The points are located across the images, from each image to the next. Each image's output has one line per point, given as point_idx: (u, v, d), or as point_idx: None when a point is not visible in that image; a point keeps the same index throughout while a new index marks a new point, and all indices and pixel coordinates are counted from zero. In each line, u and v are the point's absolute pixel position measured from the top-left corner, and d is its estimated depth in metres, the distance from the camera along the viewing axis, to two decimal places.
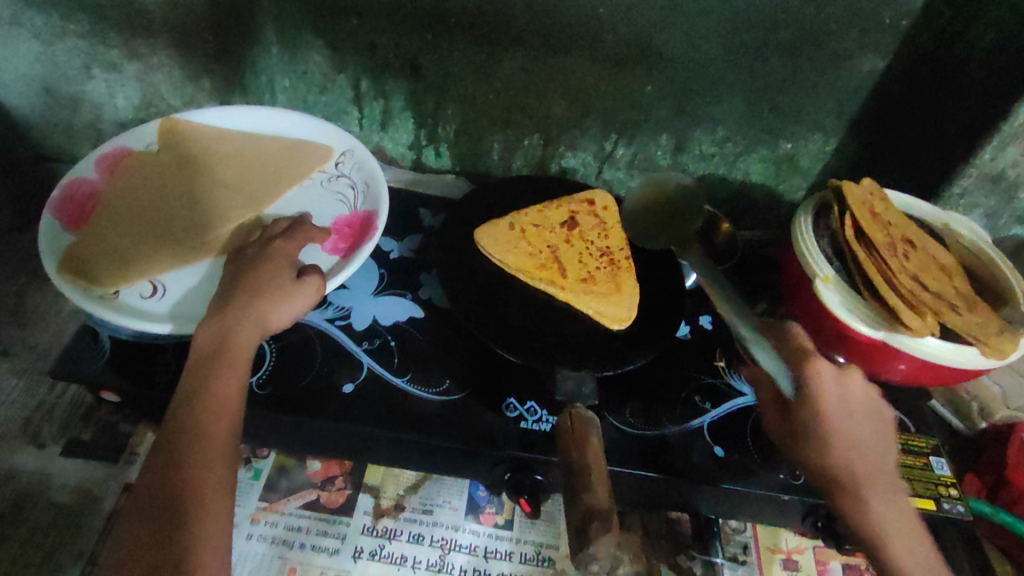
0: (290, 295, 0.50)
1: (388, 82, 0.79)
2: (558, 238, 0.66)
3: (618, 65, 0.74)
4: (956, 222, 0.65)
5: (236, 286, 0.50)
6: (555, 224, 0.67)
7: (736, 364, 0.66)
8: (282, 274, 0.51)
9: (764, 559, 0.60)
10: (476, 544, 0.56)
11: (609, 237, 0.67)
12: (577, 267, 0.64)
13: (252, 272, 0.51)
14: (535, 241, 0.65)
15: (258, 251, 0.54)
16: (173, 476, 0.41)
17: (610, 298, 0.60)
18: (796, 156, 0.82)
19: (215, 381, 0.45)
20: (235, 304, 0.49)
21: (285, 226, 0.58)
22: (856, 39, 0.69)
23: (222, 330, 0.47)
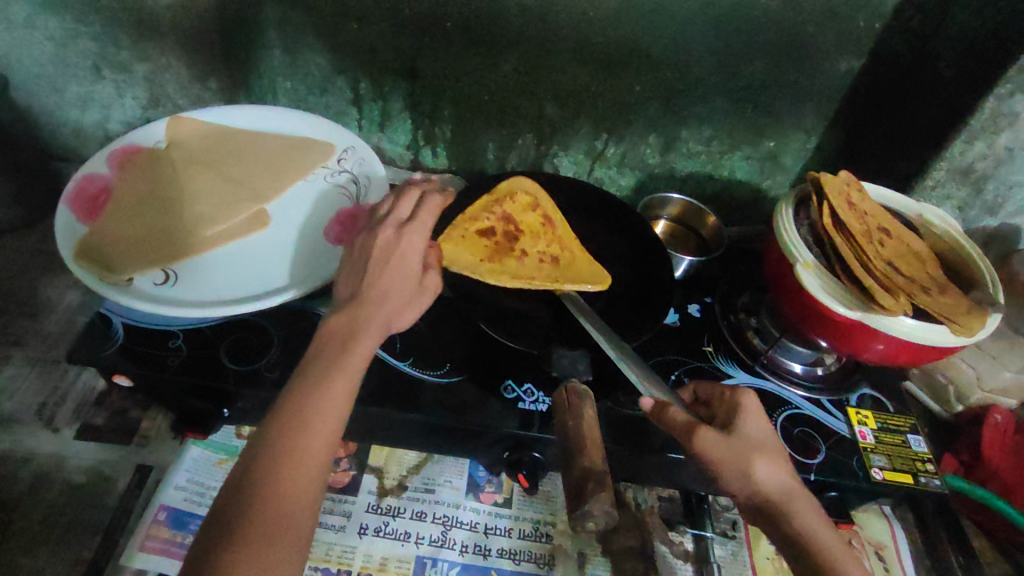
0: (412, 301, 0.50)
1: (388, 84, 0.83)
2: (532, 223, 0.67)
3: (607, 67, 0.78)
4: (928, 213, 0.69)
5: (371, 276, 0.50)
6: (523, 211, 0.68)
7: (724, 349, 0.68)
8: (411, 275, 0.51)
9: (751, 535, 0.62)
10: (476, 521, 0.59)
11: (556, 221, 0.68)
12: (545, 249, 0.65)
13: (387, 269, 0.50)
14: (514, 220, 0.67)
15: (386, 238, 0.52)
16: (249, 480, 0.40)
17: (582, 275, 0.63)
18: (779, 154, 0.85)
19: (329, 383, 0.44)
20: (364, 305, 0.48)
21: (409, 208, 0.55)
22: (832, 40, 0.73)
23: (349, 326, 0.47)
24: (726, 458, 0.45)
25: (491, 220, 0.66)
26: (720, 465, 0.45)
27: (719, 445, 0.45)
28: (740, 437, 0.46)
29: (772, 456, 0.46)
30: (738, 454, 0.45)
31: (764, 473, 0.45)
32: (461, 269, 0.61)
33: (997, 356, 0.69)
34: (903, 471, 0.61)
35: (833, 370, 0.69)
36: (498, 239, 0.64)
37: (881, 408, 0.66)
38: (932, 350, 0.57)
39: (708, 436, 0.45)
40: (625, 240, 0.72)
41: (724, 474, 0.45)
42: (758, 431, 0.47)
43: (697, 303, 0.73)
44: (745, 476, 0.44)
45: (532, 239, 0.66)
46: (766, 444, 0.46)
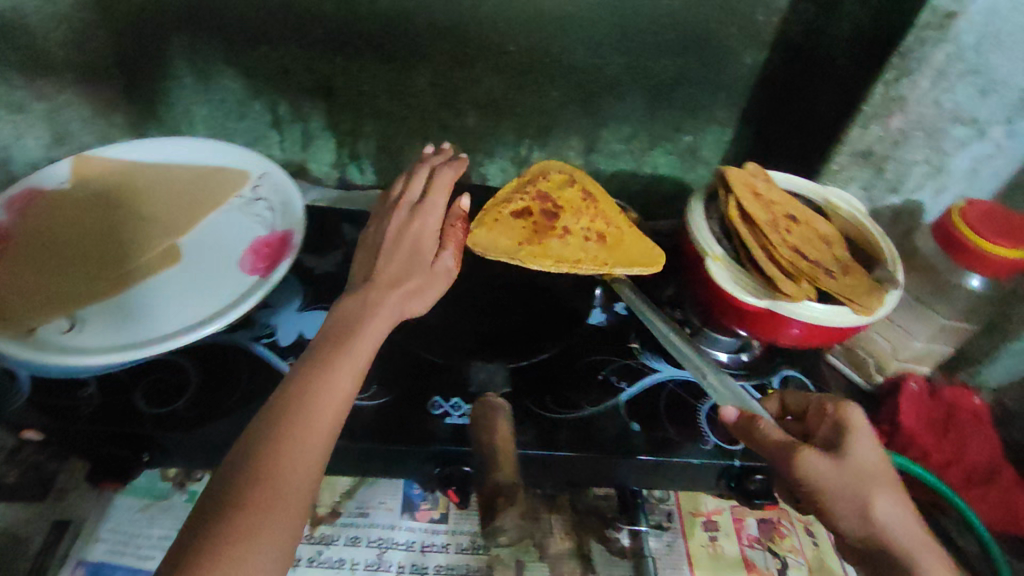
0: (426, 285, 0.57)
1: (306, 105, 0.82)
2: (575, 199, 0.69)
3: (522, 74, 0.78)
4: (834, 196, 0.71)
5: (392, 251, 0.58)
6: (563, 188, 0.70)
7: (649, 345, 0.69)
8: (422, 255, 0.58)
9: (686, 524, 0.64)
10: (413, 541, 0.59)
11: (599, 199, 0.70)
12: (588, 225, 0.67)
13: (396, 249, 0.58)
14: (554, 198, 0.69)
15: (399, 222, 0.60)
16: (250, 470, 0.42)
17: (630, 249, 0.65)
18: (699, 148, 0.87)
19: (335, 369, 0.47)
20: (376, 290, 0.55)
21: (417, 189, 0.65)
22: (736, 35, 0.75)
23: (356, 319, 0.52)
24: (833, 483, 0.47)
25: (527, 201, 0.68)
26: (833, 490, 0.47)
27: (825, 471, 0.47)
28: (851, 465, 0.47)
29: (882, 485, 0.47)
30: (850, 481, 0.47)
31: (873, 503, 0.46)
32: (496, 252, 0.63)
33: (903, 326, 0.75)
34: None
35: (757, 354, 0.71)
36: (537, 220, 0.66)
37: (800, 388, 0.69)
38: (839, 330, 0.60)
39: (811, 461, 0.48)
40: None
41: (831, 499, 0.47)
42: (864, 455, 0.48)
43: (623, 300, 0.73)
44: (852, 502, 0.47)
45: (574, 216, 0.67)
46: (871, 472, 0.47)
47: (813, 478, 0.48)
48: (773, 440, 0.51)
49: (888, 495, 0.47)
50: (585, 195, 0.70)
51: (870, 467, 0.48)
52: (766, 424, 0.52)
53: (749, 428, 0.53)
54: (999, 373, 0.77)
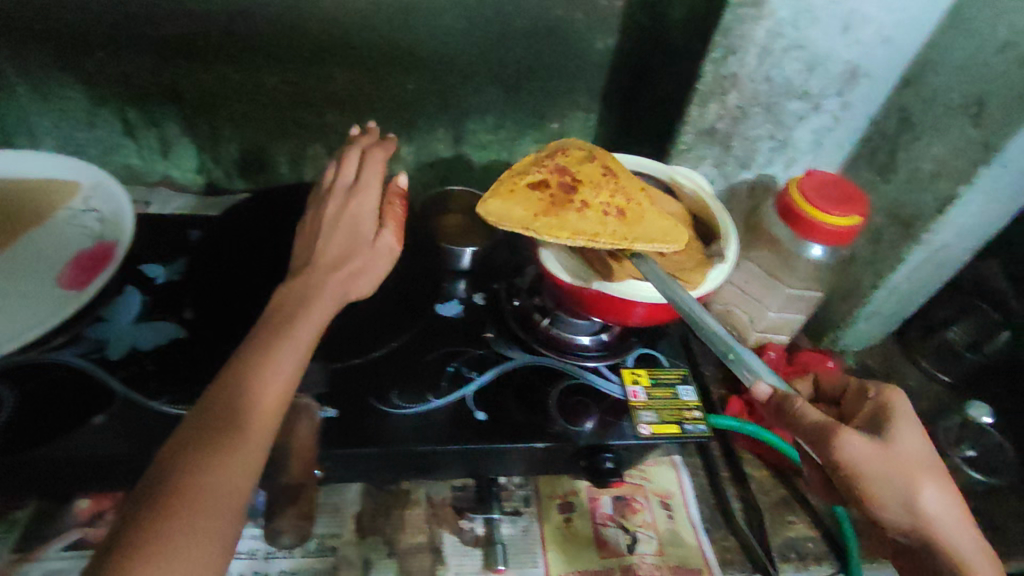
0: (370, 262, 0.58)
1: (156, 111, 0.79)
2: (595, 173, 0.63)
3: (374, 69, 0.77)
4: (680, 173, 0.71)
5: (330, 229, 0.59)
6: (579, 162, 0.64)
7: (506, 333, 0.70)
8: (362, 232, 0.60)
9: (542, 507, 0.65)
10: (255, 548, 0.58)
11: (620, 176, 0.64)
12: (608, 200, 0.61)
13: (334, 231, 0.59)
14: (571, 171, 0.63)
15: (337, 205, 0.61)
16: (181, 468, 0.41)
17: (655, 225, 0.59)
18: (567, 134, 0.87)
19: (278, 357, 0.48)
20: (319, 273, 0.56)
21: (352, 170, 0.64)
22: (583, 21, 0.75)
23: (292, 311, 0.52)
24: (877, 472, 0.46)
25: (544, 174, 0.62)
26: (879, 477, 0.46)
27: (869, 457, 0.46)
28: (894, 452, 0.47)
29: (927, 470, 0.47)
30: (895, 469, 0.46)
31: (919, 492, 0.47)
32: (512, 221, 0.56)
33: (758, 300, 0.77)
34: (670, 422, 0.64)
35: (613, 335, 0.72)
36: (553, 190, 0.60)
37: (655, 364, 0.70)
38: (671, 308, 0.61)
39: (854, 448, 0.46)
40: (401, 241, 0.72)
41: (876, 487, 0.46)
42: (909, 442, 0.48)
43: (483, 291, 0.74)
44: (896, 490, 0.46)
45: (593, 189, 0.61)
46: (920, 460, 0.47)
47: (856, 465, 0.47)
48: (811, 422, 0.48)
49: (928, 480, 0.47)
50: (606, 170, 0.64)
51: (917, 452, 0.47)
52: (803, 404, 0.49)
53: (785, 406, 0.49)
54: (854, 337, 0.84)
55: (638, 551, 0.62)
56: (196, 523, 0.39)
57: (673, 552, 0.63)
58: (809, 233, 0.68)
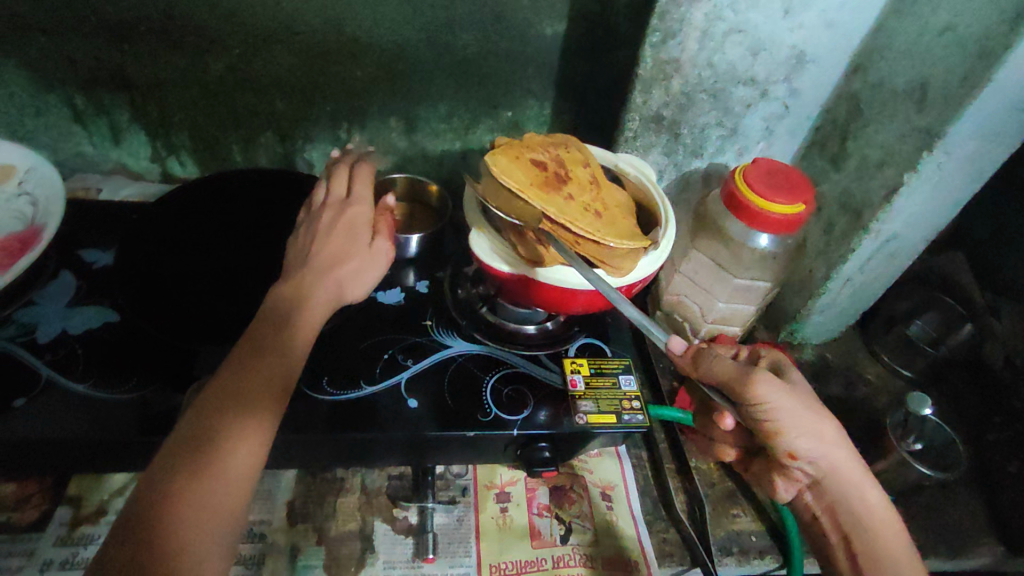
0: (364, 266, 0.56)
1: (105, 97, 0.79)
2: (586, 177, 0.65)
3: (320, 55, 0.76)
4: (624, 161, 0.71)
5: (322, 240, 0.56)
6: (577, 162, 0.66)
7: (445, 322, 0.69)
8: (359, 238, 0.57)
9: (479, 497, 0.64)
10: None
11: (605, 187, 0.66)
12: (591, 199, 0.63)
13: (327, 240, 0.56)
14: (566, 167, 0.65)
15: (333, 215, 0.58)
16: (200, 438, 0.43)
17: (621, 232, 0.61)
18: (521, 123, 0.86)
19: (278, 338, 0.49)
20: (312, 276, 0.54)
21: (341, 186, 0.62)
22: (529, 7, 0.74)
23: (287, 305, 0.52)
24: (792, 410, 0.49)
25: (546, 159, 0.63)
26: (791, 416, 0.49)
27: (783, 397, 0.49)
28: (802, 394, 0.51)
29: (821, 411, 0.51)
30: (801, 406, 0.50)
31: (823, 430, 0.50)
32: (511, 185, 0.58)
33: (707, 289, 0.76)
34: (607, 412, 0.63)
35: (557, 323, 0.71)
36: (548, 176, 0.62)
37: (597, 354, 0.69)
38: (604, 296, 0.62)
39: (773, 391, 0.48)
40: None
41: (791, 424, 0.49)
42: (802, 386, 0.52)
43: (427, 279, 0.73)
44: (809, 426, 0.50)
45: (580, 188, 0.63)
46: (813, 400, 0.51)
47: (771, 407, 0.49)
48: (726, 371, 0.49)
49: (826, 420, 0.51)
50: (595, 178, 0.66)
51: (808, 394, 0.52)
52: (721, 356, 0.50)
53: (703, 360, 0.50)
54: (811, 330, 0.82)
55: (571, 542, 0.62)
56: (218, 479, 0.42)
57: (608, 544, 0.62)
58: (743, 214, 0.67)
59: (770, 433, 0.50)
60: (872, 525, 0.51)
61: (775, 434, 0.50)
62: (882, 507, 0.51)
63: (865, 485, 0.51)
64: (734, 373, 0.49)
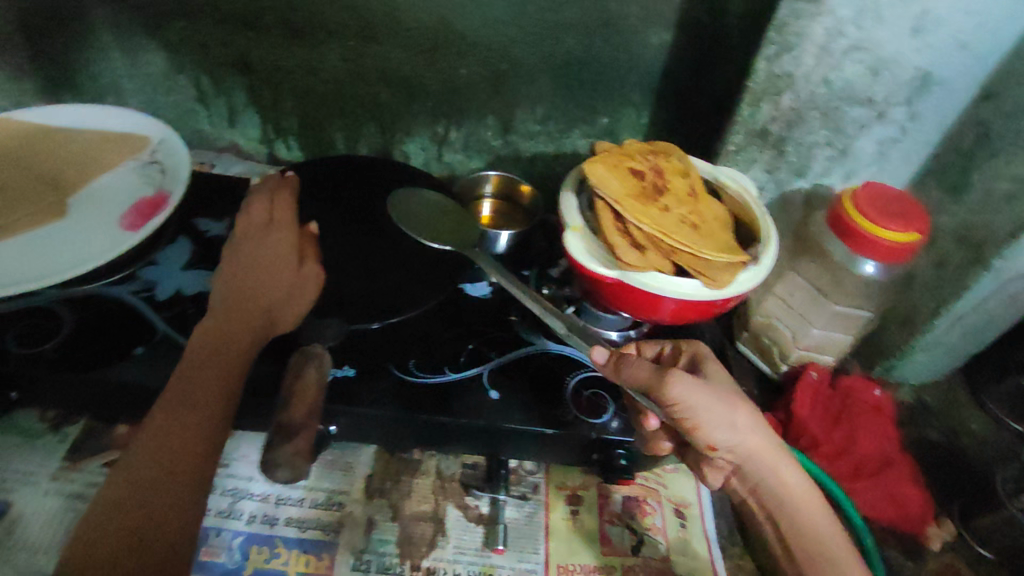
0: (293, 293, 0.56)
1: (227, 79, 0.85)
2: (682, 187, 0.65)
3: (428, 51, 0.79)
4: (725, 175, 0.70)
5: (238, 271, 0.56)
6: (674, 172, 0.66)
7: (530, 318, 0.70)
8: (282, 267, 0.57)
9: (550, 496, 0.64)
10: (268, 493, 0.60)
11: (702, 197, 0.66)
12: (685, 212, 0.63)
13: (248, 271, 0.56)
14: (662, 178, 0.65)
15: (257, 241, 0.58)
16: (189, 382, 0.50)
17: (719, 245, 0.60)
18: (617, 130, 0.86)
19: (234, 316, 0.54)
20: (237, 307, 0.54)
21: (262, 208, 0.61)
22: (637, 15, 0.75)
23: (230, 316, 0.54)
24: (707, 404, 0.51)
25: (642, 170, 0.64)
26: (706, 409, 0.51)
27: (697, 392, 0.51)
28: (718, 385, 0.53)
29: (738, 398, 0.53)
30: (716, 396, 0.52)
31: (739, 418, 0.53)
32: (607, 197, 0.59)
33: (802, 313, 0.73)
34: None
35: (639, 333, 0.70)
36: (644, 188, 0.62)
37: None
38: (699, 306, 0.60)
39: (686, 389, 0.51)
40: (440, 218, 0.72)
41: (706, 417, 0.51)
42: (717, 376, 0.55)
43: (514, 276, 0.75)
44: (724, 417, 0.52)
45: (676, 200, 0.63)
46: (729, 388, 0.54)
47: (689, 404, 0.51)
48: (640, 374, 0.52)
49: (743, 409, 0.53)
50: (693, 189, 0.66)
51: (723, 381, 0.54)
52: (635, 361, 0.53)
53: (621, 370, 0.53)
54: (909, 369, 0.76)
55: (641, 553, 0.61)
56: (204, 404, 0.49)
57: (679, 561, 0.60)
58: (834, 219, 0.67)
59: (689, 427, 0.52)
60: (793, 501, 0.53)
61: (692, 429, 0.52)
62: (801, 487, 0.53)
63: (783, 464, 0.53)
64: (649, 376, 0.51)
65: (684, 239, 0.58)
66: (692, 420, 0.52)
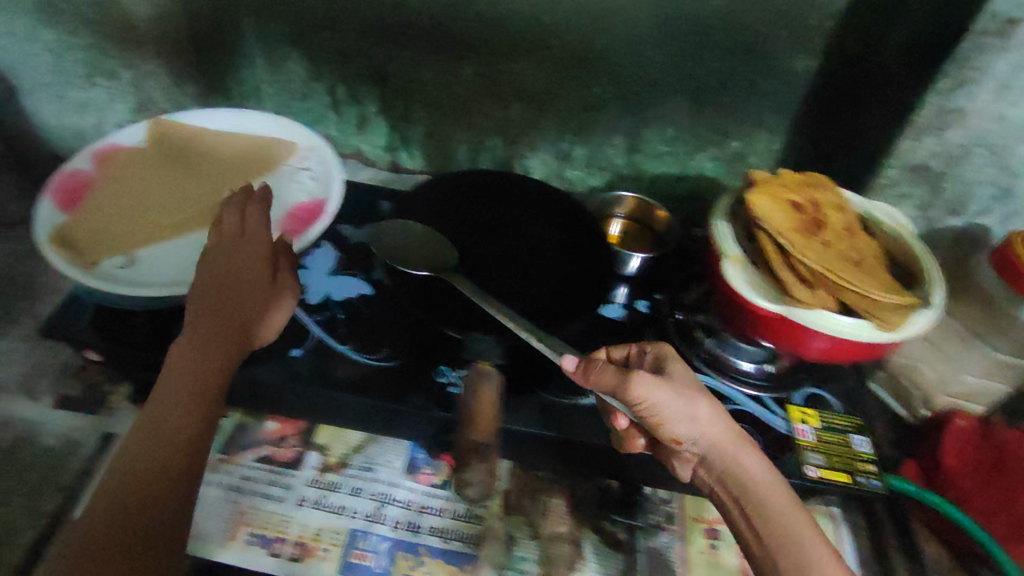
0: (271, 302, 0.55)
1: (361, 89, 0.86)
2: (837, 221, 0.63)
3: (565, 69, 0.79)
4: (878, 211, 0.67)
5: (213, 280, 0.54)
6: (830, 204, 0.64)
7: (668, 345, 0.69)
8: (257, 277, 0.55)
9: (687, 528, 0.63)
10: (412, 500, 0.61)
11: (857, 232, 0.63)
12: (844, 248, 0.60)
13: (223, 277, 0.54)
14: (818, 210, 0.62)
15: (231, 248, 0.56)
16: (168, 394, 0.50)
17: (884, 284, 0.58)
18: (747, 155, 0.85)
19: (204, 322, 0.53)
20: (211, 317, 0.53)
21: (236, 218, 0.59)
22: (787, 40, 0.73)
23: (204, 327, 0.53)
24: (666, 403, 0.46)
25: (799, 202, 0.62)
26: (666, 407, 0.47)
27: (656, 390, 0.46)
28: (677, 381, 0.48)
29: (699, 395, 0.48)
30: (679, 395, 0.47)
31: (699, 415, 0.48)
32: (770, 229, 0.58)
33: (954, 361, 0.70)
34: (840, 470, 0.61)
35: (780, 369, 0.68)
36: (804, 221, 0.60)
37: (825, 408, 0.66)
38: (863, 348, 0.58)
39: (648, 386, 0.46)
40: (579, 238, 0.71)
41: (666, 415, 0.47)
42: (680, 372, 0.50)
43: (646, 299, 0.74)
44: (685, 414, 0.47)
45: (835, 235, 0.61)
46: (689, 384, 0.49)
47: (650, 403, 0.47)
48: (601, 375, 0.48)
49: (704, 406, 0.48)
50: (849, 224, 0.63)
51: (687, 378, 0.49)
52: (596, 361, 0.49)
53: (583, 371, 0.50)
54: None
55: None
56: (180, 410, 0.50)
57: None
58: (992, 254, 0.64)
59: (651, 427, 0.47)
60: (771, 504, 0.47)
61: (657, 426, 0.47)
62: (779, 493, 0.47)
63: (756, 467, 0.48)
64: (611, 378, 0.47)
65: (852, 278, 0.56)
66: (653, 419, 0.47)
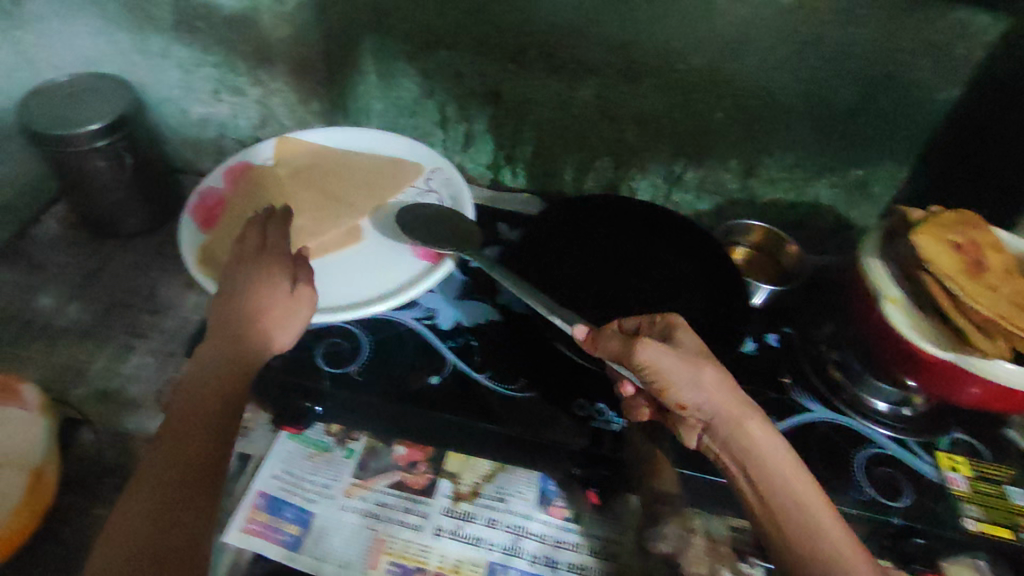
0: (289, 310, 0.55)
1: (473, 108, 0.86)
2: (1003, 260, 0.58)
3: (688, 92, 0.77)
4: None
5: (233, 297, 0.55)
6: (993, 242, 0.59)
7: (803, 382, 0.68)
8: (271, 288, 0.55)
9: None
10: (546, 534, 0.60)
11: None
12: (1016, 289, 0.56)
13: (242, 292, 0.55)
14: (982, 248, 0.58)
15: (251, 264, 0.57)
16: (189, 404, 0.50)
17: None
18: (868, 183, 0.82)
19: (221, 332, 0.53)
20: (228, 328, 0.53)
21: (255, 238, 0.60)
22: (930, 69, 0.70)
23: (222, 339, 0.53)
24: (671, 368, 0.46)
25: (962, 240, 0.58)
26: (671, 372, 0.46)
27: (662, 356, 0.46)
28: (684, 348, 0.47)
29: (707, 360, 0.47)
30: (687, 362, 0.46)
31: (705, 381, 0.46)
32: (936, 271, 0.55)
33: None
34: (999, 524, 0.58)
35: (921, 412, 0.65)
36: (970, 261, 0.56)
37: (974, 454, 0.63)
38: None
39: (653, 351, 0.46)
40: (710, 268, 0.70)
41: (671, 379, 0.46)
42: (688, 341, 0.48)
43: (775, 332, 0.72)
44: (689, 378, 0.46)
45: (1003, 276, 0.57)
46: (695, 351, 0.47)
47: (655, 368, 0.46)
48: (612, 343, 0.48)
49: (710, 372, 0.46)
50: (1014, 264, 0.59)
51: (693, 346, 0.48)
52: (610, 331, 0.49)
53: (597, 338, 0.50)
54: None
55: None
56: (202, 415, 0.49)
57: None
58: None
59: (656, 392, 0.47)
60: (778, 471, 0.45)
61: (662, 390, 0.47)
62: (784, 460, 0.45)
63: (760, 433, 0.46)
64: (617, 346, 0.48)
65: None
66: (658, 384, 0.47)
